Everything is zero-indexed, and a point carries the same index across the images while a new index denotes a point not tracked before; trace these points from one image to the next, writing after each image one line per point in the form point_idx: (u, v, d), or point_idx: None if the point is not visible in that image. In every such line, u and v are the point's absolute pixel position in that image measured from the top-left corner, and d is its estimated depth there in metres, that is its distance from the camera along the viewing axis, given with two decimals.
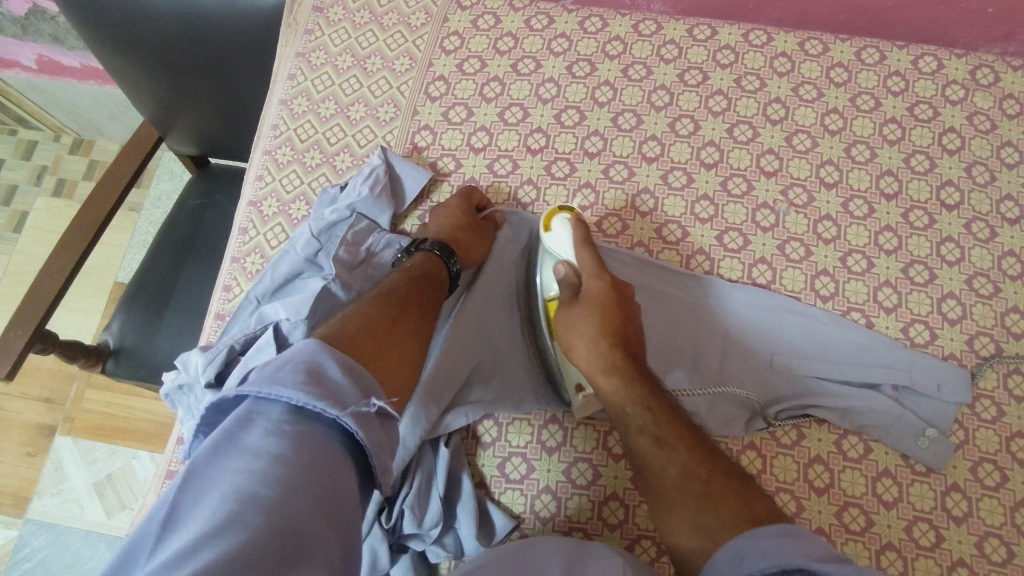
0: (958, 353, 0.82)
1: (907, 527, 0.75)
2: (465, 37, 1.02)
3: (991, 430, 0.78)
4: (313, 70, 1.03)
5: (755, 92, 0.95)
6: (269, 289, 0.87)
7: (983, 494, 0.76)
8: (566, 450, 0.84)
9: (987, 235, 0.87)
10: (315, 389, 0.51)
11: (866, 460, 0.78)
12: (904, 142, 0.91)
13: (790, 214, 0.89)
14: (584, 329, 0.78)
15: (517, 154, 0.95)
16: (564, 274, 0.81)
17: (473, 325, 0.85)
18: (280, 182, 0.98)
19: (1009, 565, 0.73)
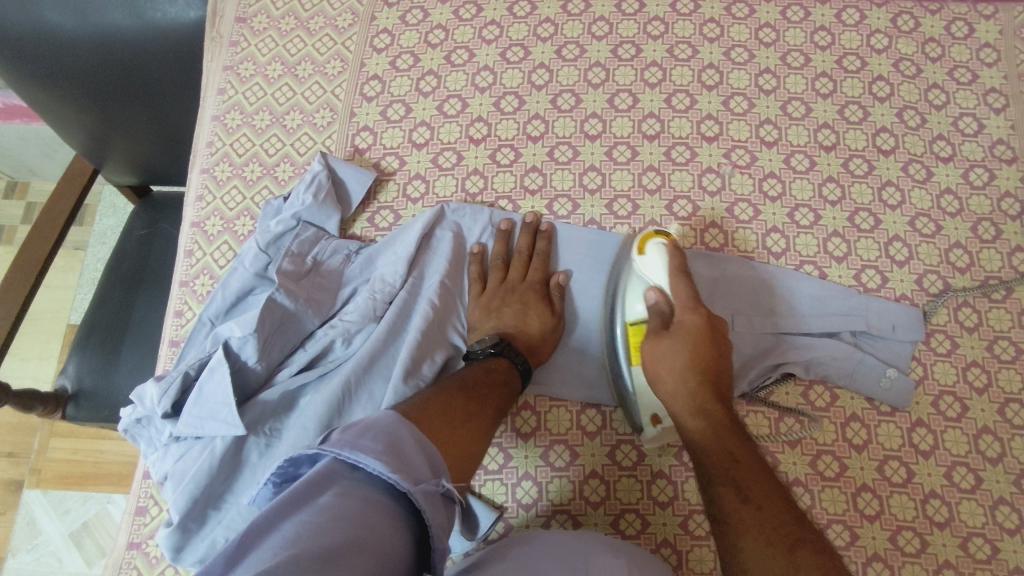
0: (909, 293, 0.81)
1: (879, 467, 0.74)
2: (395, 34, 0.97)
3: (948, 363, 0.78)
4: (243, 82, 0.97)
5: (688, 61, 0.92)
6: (222, 309, 0.80)
7: (946, 427, 0.75)
8: (542, 434, 0.79)
9: (924, 176, 0.86)
10: (394, 460, 0.52)
11: (833, 407, 0.77)
12: (837, 94, 0.90)
13: (734, 175, 0.87)
14: (671, 363, 0.69)
15: (460, 145, 0.90)
16: (655, 301, 0.73)
17: (437, 316, 0.81)
18: (222, 199, 0.91)
19: (979, 492, 0.72)
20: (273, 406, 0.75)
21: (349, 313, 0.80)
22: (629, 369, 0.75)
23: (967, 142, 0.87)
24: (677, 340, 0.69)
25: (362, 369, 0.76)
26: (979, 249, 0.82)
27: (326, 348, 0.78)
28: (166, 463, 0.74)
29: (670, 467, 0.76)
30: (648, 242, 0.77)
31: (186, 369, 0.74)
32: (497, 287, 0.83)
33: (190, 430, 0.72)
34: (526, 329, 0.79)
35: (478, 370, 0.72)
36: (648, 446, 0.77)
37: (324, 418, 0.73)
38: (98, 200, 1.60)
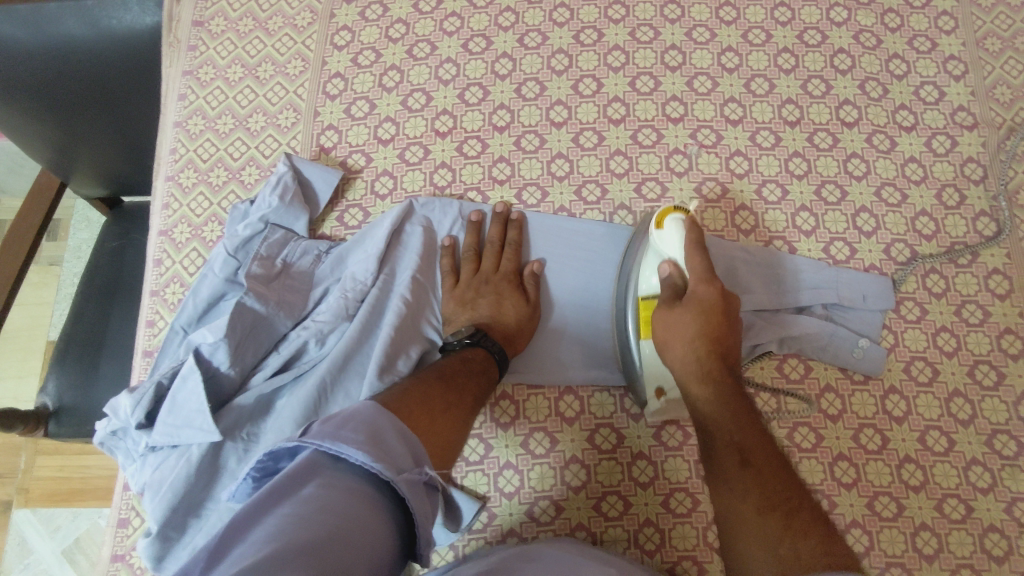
0: (878, 263, 0.82)
1: (854, 435, 0.75)
2: (355, 30, 0.97)
3: (918, 329, 0.79)
4: (204, 87, 0.97)
5: (650, 42, 0.92)
6: (194, 317, 0.80)
7: (919, 392, 0.76)
8: (521, 422, 0.78)
9: (888, 146, 0.87)
10: (377, 450, 0.53)
11: (808, 379, 0.78)
12: (799, 69, 0.90)
13: (701, 155, 0.87)
14: (683, 331, 0.70)
15: (427, 139, 0.90)
16: (668, 274, 0.74)
17: (411, 311, 0.81)
18: (189, 207, 0.91)
19: (952, 453, 0.74)
20: (248, 410, 0.75)
21: (321, 313, 0.80)
22: (636, 343, 0.75)
23: (928, 111, 0.88)
24: (690, 310, 0.70)
25: (337, 368, 0.76)
26: (944, 216, 0.83)
27: (300, 349, 0.78)
28: (145, 473, 0.74)
29: (648, 447, 0.77)
30: (666, 217, 0.76)
31: (159, 377, 0.74)
32: (471, 278, 0.83)
33: (165, 439, 0.72)
34: (501, 318, 0.79)
35: (455, 360, 0.72)
36: (628, 428, 0.78)
37: (300, 418, 0.73)
38: (69, 214, 1.58)
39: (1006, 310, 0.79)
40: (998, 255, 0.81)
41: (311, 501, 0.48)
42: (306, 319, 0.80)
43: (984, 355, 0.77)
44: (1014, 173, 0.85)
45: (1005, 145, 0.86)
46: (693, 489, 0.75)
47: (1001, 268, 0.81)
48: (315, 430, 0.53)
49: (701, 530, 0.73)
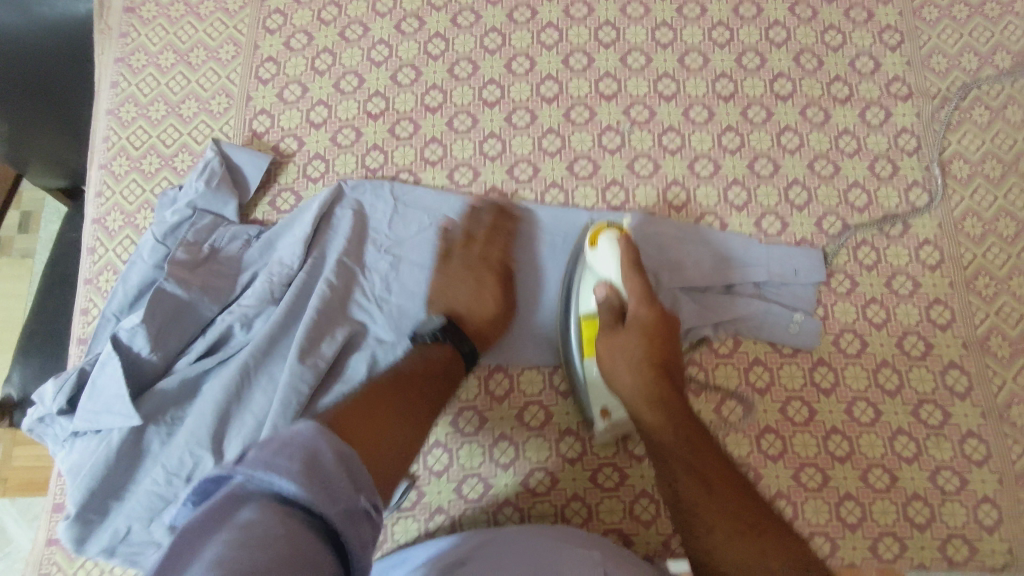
0: (809, 235, 0.94)
1: (779, 408, 0.87)
2: (288, 14, 1.06)
3: (848, 303, 0.91)
4: (136, 74, 1.03)
5: (556, 45, 1.04)
6: (126, 302, 0.87)
7: (820, 392, 0.88)
8: (455, 402, 0.89)
9: (736, 146, 0.99)
10: (313, 480, 0.51)
11: (736, 354, 0.90)
12: (732, 43, 1.04)
13: (633, 130, 1.00)
14: (629, 355, 0.79)
15: (359, 121, 1.01)
16: (606, 297, 0.82)
17: (337, 294, 0.88)
18: (121, 194, 0.97)
19: (879, 425, 0.87)
20: (172, 393, 0.83)
21: (246, 298, 0.87)
22: (581, 361, 0.84)
23: (780, 107, 1.01)
24: (636, 336, 0.80)
25: (261, 352, 0.84)
26: (840, 206, 0.96)
27: (226, 333, 0.86)
28: (65, 456, 0.83)
29: (583, 490, 0.86)
30: (599, 236, 0.84)
31: (81, 366, 0.84)
32: (457, 263, 0.90)
33: (87, 425, 0.81)
34: (475, 313, 0.87)
35: (416, 360, 0.79)
36: (556, 406, 0.89)
37: (222, 399, 0.82)
38: (38, 206, 1.55)
39: (901, 286, 0.92)
40: (912, 239, 0.94)
41: (247, 530, 0.46)
42: (233, 304, 0.88)
43: (890, 338, 0.90)
44: (891, 167, 0.98)
45: (938, 115, 1.00)
46: (622, 464, 0.87)
47: (888, 250, 0.94)
48: (250, 457, 0.51)
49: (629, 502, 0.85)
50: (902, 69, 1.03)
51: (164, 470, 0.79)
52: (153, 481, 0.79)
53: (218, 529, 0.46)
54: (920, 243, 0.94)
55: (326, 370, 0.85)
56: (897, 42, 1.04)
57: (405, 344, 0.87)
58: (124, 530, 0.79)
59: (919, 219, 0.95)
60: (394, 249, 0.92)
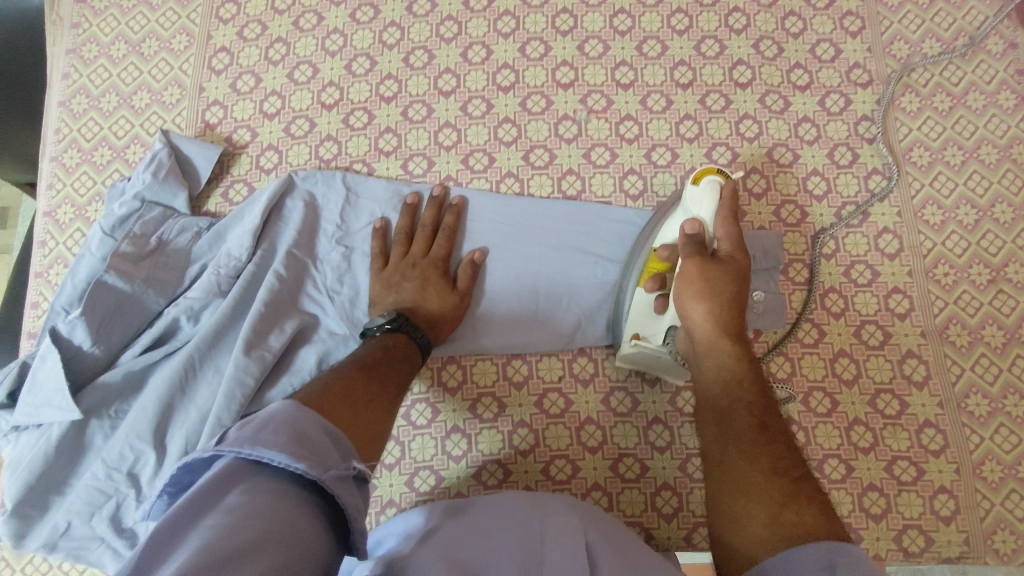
0: (829, 227, 0.77)
1: (818, 466, 0.70)
2: (241, 3, 0.87)
3: (906, 323, 0.74)
4: (87, 65, 0.87)
5: (541, 7, 0.86)
6: (73, 298, 0.72)
7: (886, 424, 0.71)
8: (472, 456, 0.72)
9: (813, 136, 0.80)
10: (302, 450, 0.44)
11: (764, 376, 0.73)
12: (751, 29, 0.84)
13: (590, 121, 0.82)
14: (715, 295, 0.61)
15: (312, 111, 0.83)
16: (691, 235, 0.63)
17: (287, 288, 0.73)
18: (72, 186, 0.82)
19: (920, 483, 0.69)
20: (116, 391, 0.67)
21: (193, 290, 0.72)
22: (635, 288, 0.69)
23: (859, 91, 0.82)
24: (727, 276, 0.62)
25: (206, 346, 0.69)
26: (903, 227, 0.77)
27: (171, 327, 0.71)
28: (4, 454, 0.67)
29: (604, 479, 0.71)
30: (703, 175, 0.64)
31: (24, 358, 0.68)
32: (399, 261, 0.74)
33: (26, 419, 0.65)
34: (425, 304, 0.71)
35: (376, 349, 0.64)
36: (583, 460, 0.71)
37: (156, 418, 0.65)
38: (17, 201, 1.33)
39: (988, 335, 0.73)
40: (984, 273, 0.75)
41: (231, 514, 0.38)
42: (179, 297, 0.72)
43: (950, 394, 0.72)
44: (986, 184, 0.78)
45: (899, 102, 0.81)
46: (643, 454, 0.71)
47: (968, 285, 0.75)
48: (231, 437, 0.44)
49: (649, 497, 0.70)
50: (982, 55, 0.82)
51: (103, 464, 0.64)
52: (91, 476, 0.64)
53: (201, 513, 0.38)
54: (989, 284, 0.75)
55: (274, 364, 0.70)
56: (978, 24, 0.83)
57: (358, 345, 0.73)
58: (63, 524, 0.63)
59: (990, 252, 0.76)
60: (346, 241, 0.77)
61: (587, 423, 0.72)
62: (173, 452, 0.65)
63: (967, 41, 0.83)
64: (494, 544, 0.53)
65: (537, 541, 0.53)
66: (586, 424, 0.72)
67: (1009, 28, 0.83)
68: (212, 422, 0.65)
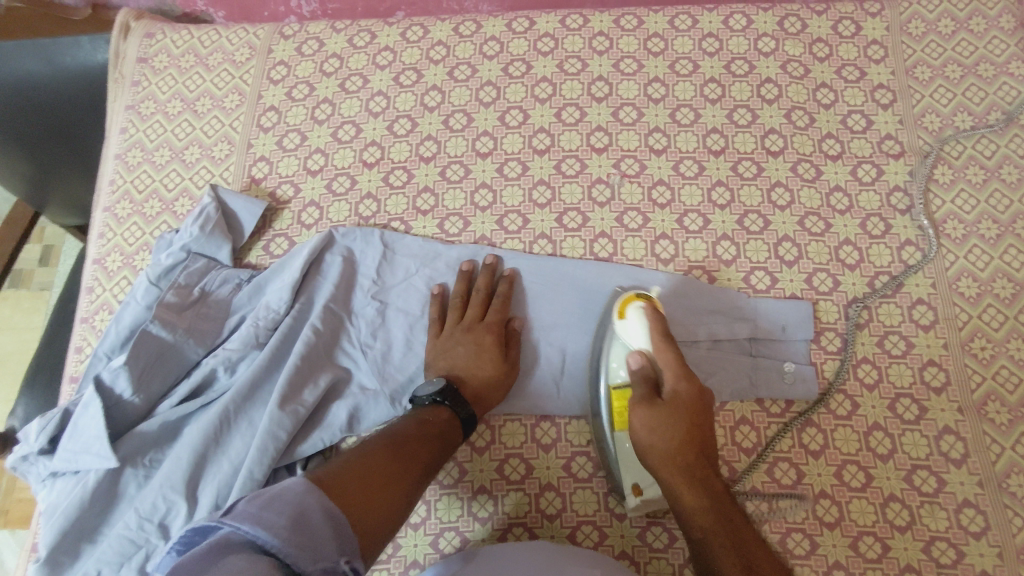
0: (862, 297, 0.77)
1: (853, 543, 0.69)
2: (292, 65, 0.92)
3: (943, 398, 0.73)
4: (144, 121, 0.92)
5: (578, 74, 0.89)
6: (118, 345, 0.74)
7: (923, 502, 0.69)
8: (497, 518, 0.71)
9: (845, 205, 0.81)
10: (298, 534, 0.45)
11: (795, 447, 0.72)
12: (782, 99, 0.86)
13: (624, 185, 0.83)
14: (670, 436, 0.64)
15: (354, 170, 0.86)
16: (638, 367, 0.68)
17: (322, 342, 0.75)
18: (122, 236, 0.85)
19: (960, 566, 0.67)
20: (153, 439, 0.69)
21: (231, 341, 0.74)
22: (609, 435, 0.70)
23: (891, 162, 0.83)
24: (675, 413, 0.65)
25: (242, 398, 0.70)
26: (938, 299, 0.76)
27: (208, 378, 0.72)
28: (41, 499, 0.68)
29: (632, 547, 0.69)
30: (627, 305, 0.71)
31: (68, 403, 0.70)
32: (455, 326, 0.76)
33: (66, 465, 0.66)
34: (477, 374, 0.72)
35: (411, 424, 0.64)
36: (611, 528, 0.70)
37: (190, 470, 0.66)
38: (61, 240, 1.38)
39: None
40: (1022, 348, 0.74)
41: None
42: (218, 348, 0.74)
43: (989, 473, 0.70)
44: (1022, 258, 0.77)
45: (932, 174, 0.82)
46: (671, 523, 0.70)
47: (1007, 360, 0.74)
48: (236, 510, 0.45)
49: (677, 568, 0.68)
50: (1016, 130, 0.83)
51: (136, 513, 0.65)
52: (124, 526, 0.64)
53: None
54: None
55: (306, 419, 0.71)
56: (1010, 99, 0.84)
57: (388, 401, 0.73)
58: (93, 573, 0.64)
59: None
60: (381, 296, 0.78)
61: (614, 490, 0.72)
62: (204, 503, 0.65)
63: (1000, 116, 0.83)
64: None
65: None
66: (613, 490, 0.72)
67: None
68: (243, 475, 0.66)
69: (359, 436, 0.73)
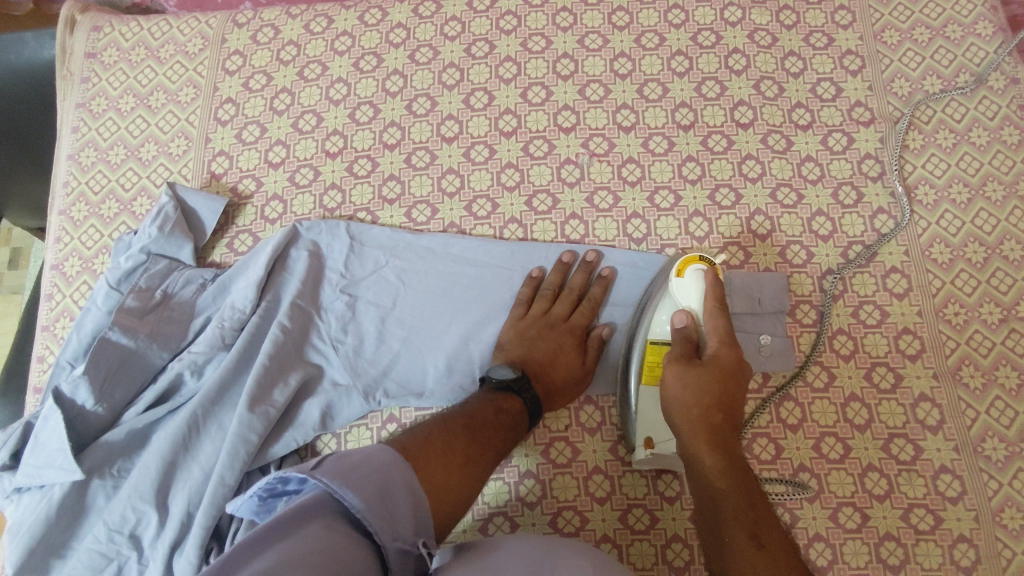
0: (835, 268, 0.77)
1: (833, 514, 0.69)
2: (247, 54, 0.89)
3: (918, 365, 0.73)
4: (96, 119, 0.88)
5: (542, 52, 0.87)
6: (79, 354, 0.72)
7: (900, 470, 0.70)
8: (478, 508, 0.71)
9: (817, 175, 0.80)
10: (380, 508, 0.48)
11: (773, 422, 0.72)
12: (750, 70, 0.85)
13: (593, 164, 0.82)
14: (698, 389, 0.63)
15: (316, 160, 0.84)
16: (683, 326, 0.68)
17: (291, 340, 0.73)
18: (79, 239, 0.83)
19: (938, 531, 0.68)
20: (120, 448, 0.67)
21: (197, 343, 0.72)
22: (636, 388, 0.70)
23: (861, 130, 0.82)
24: (710, 374, 0.64)
25: (210, 401, 0.69)
26: (912, 267, 0.76)
27: (175, 382, 0.71)
28: (7, 515, 0.67)
29: (613, 531, 0.69)
30: (687, 266, 0.71)
31: (29, 417, 0.68)
32: (539, 316, 0.75)
33: (30, 480, 0.65)
34: (551, 369, 0.71)
35: (488, 409, 0.64)
36: (592, 512, 0.70)
37: (160, 478, 0.65)
38: (29, 243, 1.34)
39: (1002, 376, 0.72)
40: (995, 312, 0.74)
41: (313, 542, 0.43)
42: (183, 351, 0.72)
43: (965, 438, 0.70)
44: (993, 222, 0.77)
45: (902, 141, 0.81)
46: (652, 505, 0.70)
47: (980, 325, 0.74)
48: (326, 469, 0.48)
49: (659, 549, 0.68)
50: (985, 92, 0.82)
51: (105, 525, 0.63)
52: (93, 539, 0.63)
53: (288, 533, 0.43)
54: (1000, 323, 0.73)
55: (278, 419, 0.70)
56: (979, 60, 0.83)
57: (361, 396, 0.72)
58: None
59: (1000, 290, 0.75)
60: (350, 290, 0.76)
61: (594, 473, 0.71)
62: (175, 511, 0.64)
63: (969, 79, 0.83)
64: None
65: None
66: (593, 474, 0.71)
67: (1012, 63, 0.82)
68: (214, 481, 0.65)
69: (334, 433, 0.72)
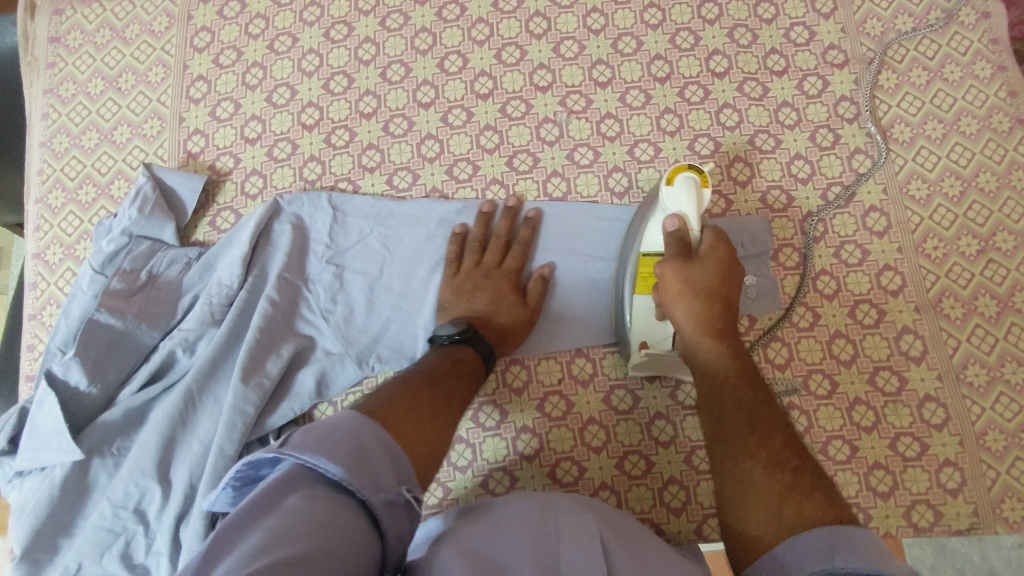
0: (816, 210, 0.78)
1: (823, 448, 0.71)
2: (215, 30, 0.88)
3: (899, 299, 0.74)
4: (66, 104, 0.87)
5: (514, 11, 0.86)
6: (68, 339, 0.72)
7: (886, 402, 0.71)
8: (478, 465, 0.72)
9: (794, 120, 0.81)
10: (359, 468, 0.45)
11: (761, 364, 0.73)
12: (723, 18, 0.84)
13: (571, 121, 0.82)
14: (700, 287, 0.64)
15: (294, 133, 0.83)
16: (676, 230, 0.66)
17: (281, 312, 0.73)
18: (59, 226, 0.82)
19: (925, 457, 0.70)
20: (117, 428, 0.68)
21: (186, 321, 0.72)
22: (630, 299, 0.70)
23: (835, 72, 0.82)
24: (711, 270, 0.65)
25: (204, 376, 0.69)
26: (890, 204, 0.77)
27: (168, 361, 0.71)
28: (11, 500, 0.67)
29: (611, 478, 0.71)
30: (677, 173, 0.67)
31: (24, 403, 0.68)
32: (472, 269, 0.75)
33: (29, 464, 0.65)
34: (496, 318, 0.72)
35: (445, 362, 0.65)
36: (589, 461, 0.71)
37: (160, 454, 0.66)
38: (9, 241, 1.32)
39: (981, 305, 0.73)
40: (973, 244, 0.75)
41: (293, 515, 0.41)
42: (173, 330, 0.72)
43: (948, 366, 0.72)
44: (968, 155, 0.78)
45: (877, 80, 0.81)
46: (647, 450, 0.71)
47: (958, 257, 0.75)
48: (294, 443, 0.45)
49: (657, 492, 0.70)
50: (956, 27, 0.82)
51: (110, 502, 0.64)
52: (98, 516, 0.64)
53: (265, 513, 0.41)
54: (978, 254, 0.75)
55: (273, 390, 0.71)
56: None
57: (355, 363, 0.73)
58: (73, 565, 0.63)
59: (977, 223, 0.76)
60: (336, 260, 0.76)
61: (590, 424, 0.72)
62: (178, 485, 0.65)
63: (940, 15, 0.83)
64: (500, 553, 0.50)
65: (551, 538, 0.51)
66: (589, 425, 0.72)
67: None
68: (214, 453, 0.65)
69: (331, 401, 0.73)
